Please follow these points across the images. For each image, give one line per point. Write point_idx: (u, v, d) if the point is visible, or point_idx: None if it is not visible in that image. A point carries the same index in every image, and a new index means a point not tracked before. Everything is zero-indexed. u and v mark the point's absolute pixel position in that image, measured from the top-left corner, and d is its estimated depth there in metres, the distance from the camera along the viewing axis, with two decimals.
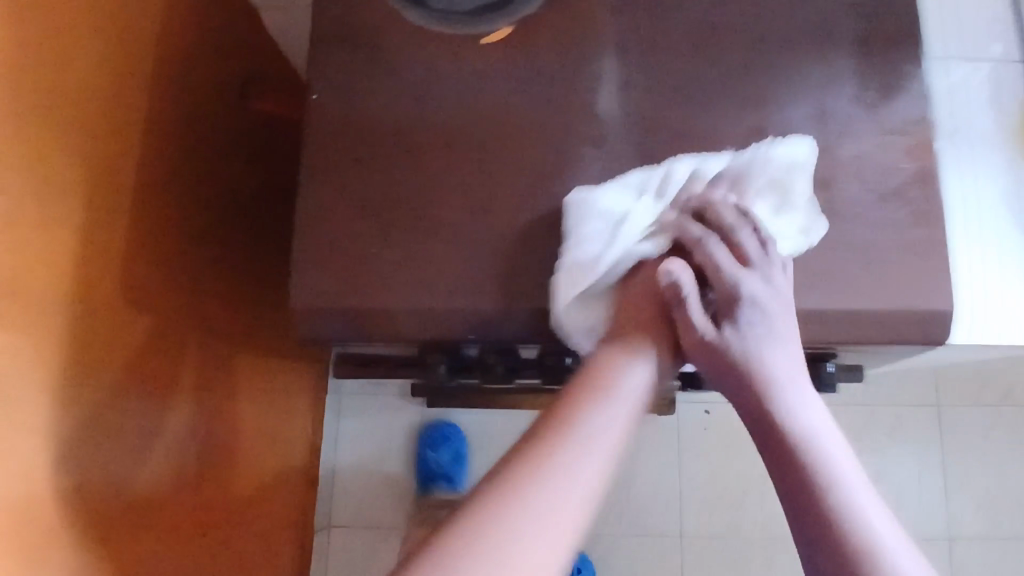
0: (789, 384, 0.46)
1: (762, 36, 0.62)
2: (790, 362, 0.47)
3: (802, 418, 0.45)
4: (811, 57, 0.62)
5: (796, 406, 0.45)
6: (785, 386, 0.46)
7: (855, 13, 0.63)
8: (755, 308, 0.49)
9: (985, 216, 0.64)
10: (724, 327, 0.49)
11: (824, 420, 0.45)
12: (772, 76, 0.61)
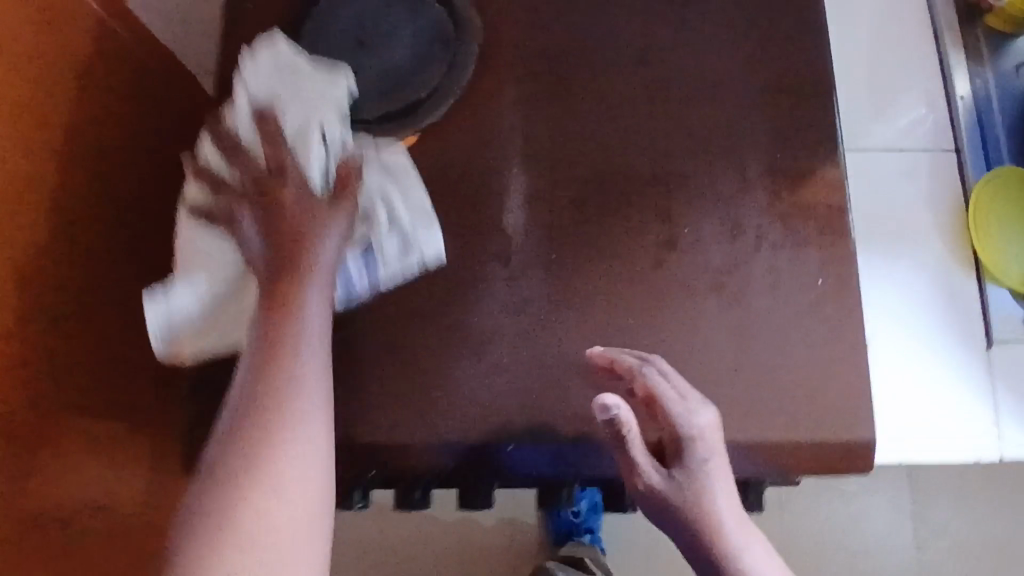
0: (733, 524, 0.46)
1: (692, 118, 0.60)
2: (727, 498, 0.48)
3: (749, 555, 0.45)
4: (728, 166, 0.59)
5: (738, 534, 0.46)
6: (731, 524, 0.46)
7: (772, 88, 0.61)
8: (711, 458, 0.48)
9: (905, 326, 0.63)
10: (671, 470, 0.48)
11: (748, 531, 0.47)
12: (681, 189, 0.59)
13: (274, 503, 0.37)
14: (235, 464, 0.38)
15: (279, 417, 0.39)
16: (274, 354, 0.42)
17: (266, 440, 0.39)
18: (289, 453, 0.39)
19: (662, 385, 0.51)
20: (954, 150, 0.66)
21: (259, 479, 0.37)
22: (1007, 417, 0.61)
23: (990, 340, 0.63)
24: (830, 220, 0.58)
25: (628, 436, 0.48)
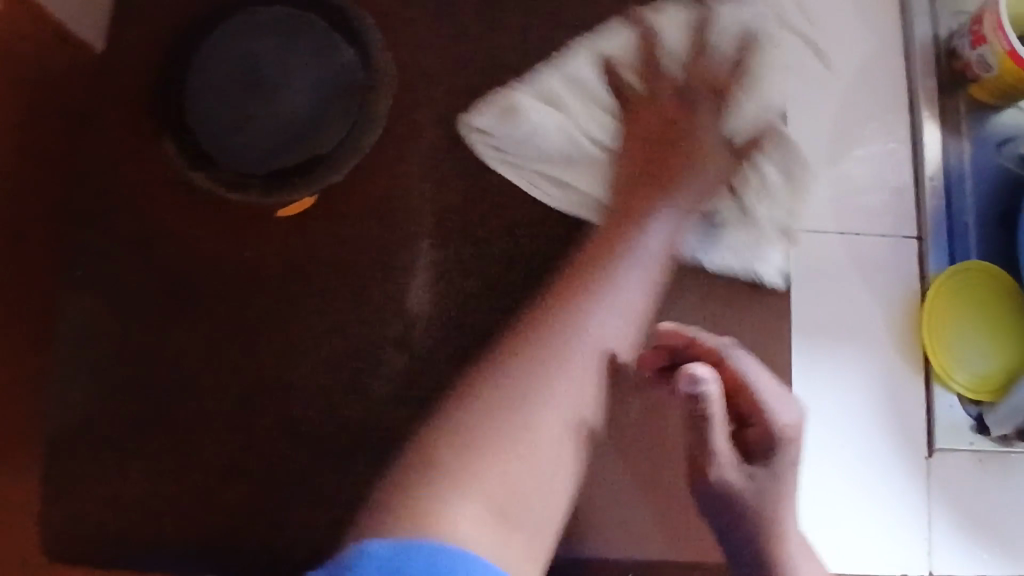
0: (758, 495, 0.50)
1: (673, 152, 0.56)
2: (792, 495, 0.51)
3: (790, 502, 0.51)
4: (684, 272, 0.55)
5: (784, 509, 0.51)
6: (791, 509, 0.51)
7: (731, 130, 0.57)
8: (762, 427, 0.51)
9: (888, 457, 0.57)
10: (755, 466, 0.50)
11: (799, 531, 0.52)
12: None
13: (507, 494, 0.46)
14: (451, 471, 0.47)
15: (523, 396, 0.49)
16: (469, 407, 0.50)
17: (480, 452, 0.47)
18: (486, 473, 0.46)
19: (744, 366, 0.51)
20: (915, 238, 0.61)
21: (461, 485, 0.45)
22: (939, 532, 0.56)
23: (933, 447, 0.57)
24: (762, 326, 0.55)
25: (712, 415, 0.49)
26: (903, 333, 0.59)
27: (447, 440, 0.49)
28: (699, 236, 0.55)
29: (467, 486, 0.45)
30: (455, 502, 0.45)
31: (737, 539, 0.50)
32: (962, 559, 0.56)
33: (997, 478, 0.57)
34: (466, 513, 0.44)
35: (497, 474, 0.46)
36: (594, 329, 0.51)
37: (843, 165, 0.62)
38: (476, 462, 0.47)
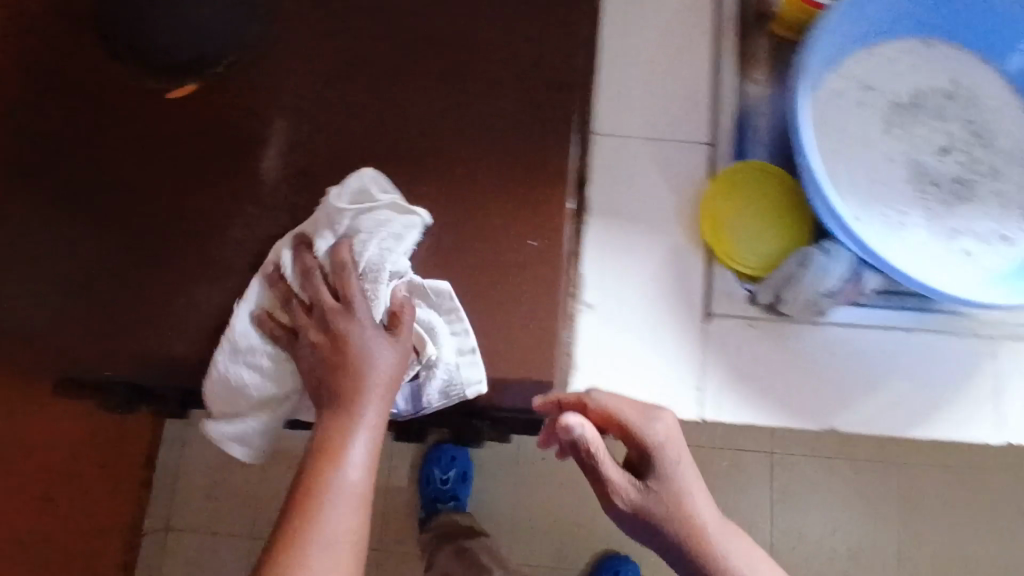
0: (697, 485, 0.54)
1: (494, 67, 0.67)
2: (705, 498, 0.53)
3: (705, 508, 0.53)
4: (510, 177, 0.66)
5: (698, 494, 0.53)
6: (706, 509, 0.53)
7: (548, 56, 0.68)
8: (671, 445, 0.54)
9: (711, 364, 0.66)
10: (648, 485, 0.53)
11: (724, 522, 0.53)
12: (422, 155, 0.66)
13: (349, 551, 0.50)
14: (314, 488, 0.51)
15: (341, 417, 0.54)
16: (324, 460, 0.52)
17: (341, 471, 0.52)
18: (347, 479, 0.52)
19: (613, 402, 0.56)
20: (707, 143, 0.71)
21: (320, 517, 0.50)
22: (712, 380, 0.66)
23: (709, 310, 0.67)
24: (551, 194, 0.65)
25: (598, 455, 0.53)
26: (688, 219, 0.69)
27: (318, 457, 0.52)
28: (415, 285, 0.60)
29: (329, 510, 0.51)
30: (300, 560, 0.49)
31: (681, 527, 0.52)
32: (730, 404, 0.65)
33: (764, 338, 0.66)
34: (343, 518, 0.51)
35: (346, 506, 0.51)
36: (368, 318, 0.56)
37: (650, 83, 0.72)
38: (342, 476, 0.52)
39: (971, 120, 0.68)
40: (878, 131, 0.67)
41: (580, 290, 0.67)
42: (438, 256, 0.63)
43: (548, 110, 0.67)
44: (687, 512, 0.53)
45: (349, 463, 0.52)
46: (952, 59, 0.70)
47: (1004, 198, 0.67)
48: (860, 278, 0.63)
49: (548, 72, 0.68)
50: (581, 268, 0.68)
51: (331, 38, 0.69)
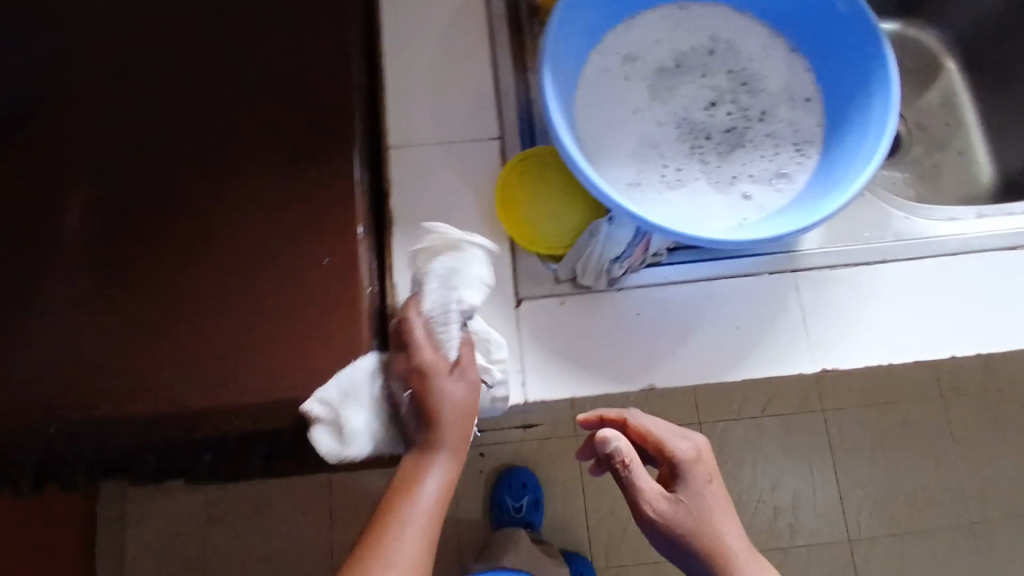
0: (726, 526, 0.58)
1: (291, 81, 0.69)
2: (729, 524, 0.58)
3: (733, 539, 0.58)
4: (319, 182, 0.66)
5: (721, 526, 0.58)
6: (727, 535, 0.58)
7: (335, 63, 0.70)
8: (704, 478, 0.59)
9: (553, 342, 0.67)
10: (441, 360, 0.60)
11: (760, 565, 0.57)
12: (203, 196, 0.65)
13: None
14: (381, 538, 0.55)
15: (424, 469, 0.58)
16: (403, 493, 0.57)
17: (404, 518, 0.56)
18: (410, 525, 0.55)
19: (649, 422, 0.62)
20: (497, 138, 0.73)
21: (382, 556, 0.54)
22: (531, 363, 0.67)
23: (519, 296, 0.68)
24: (339, 211, 0.66)
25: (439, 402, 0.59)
26: (490, 214, 0.71)
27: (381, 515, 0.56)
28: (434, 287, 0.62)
29: (393, 546, 0.54)
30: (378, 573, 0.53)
31: (691, 558, 0.57)
32: (551, 383, 0.66)
33: (575, 313, 0.68)
34: (410, 546, 0.54)
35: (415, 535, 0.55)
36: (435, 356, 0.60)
37: (435, 90, 0.73)
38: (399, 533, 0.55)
39: (734, 71, 0.71)
40: (646, 99, 0.70)
41: (394, 298, 0.69)
42: (342, 258, 0.64)
43: (328, 132, 0.68)
44: (718, 546, 0.57)
45: (414, 510, 0.56)
46: (709, 16, 0.72)
47: (777, 138, 0.69)
48: (647, 239, 0.66)
49: (324, 96, 0.69)
50: (393, 276, 0.69)
51: (93, 92, 0.67)
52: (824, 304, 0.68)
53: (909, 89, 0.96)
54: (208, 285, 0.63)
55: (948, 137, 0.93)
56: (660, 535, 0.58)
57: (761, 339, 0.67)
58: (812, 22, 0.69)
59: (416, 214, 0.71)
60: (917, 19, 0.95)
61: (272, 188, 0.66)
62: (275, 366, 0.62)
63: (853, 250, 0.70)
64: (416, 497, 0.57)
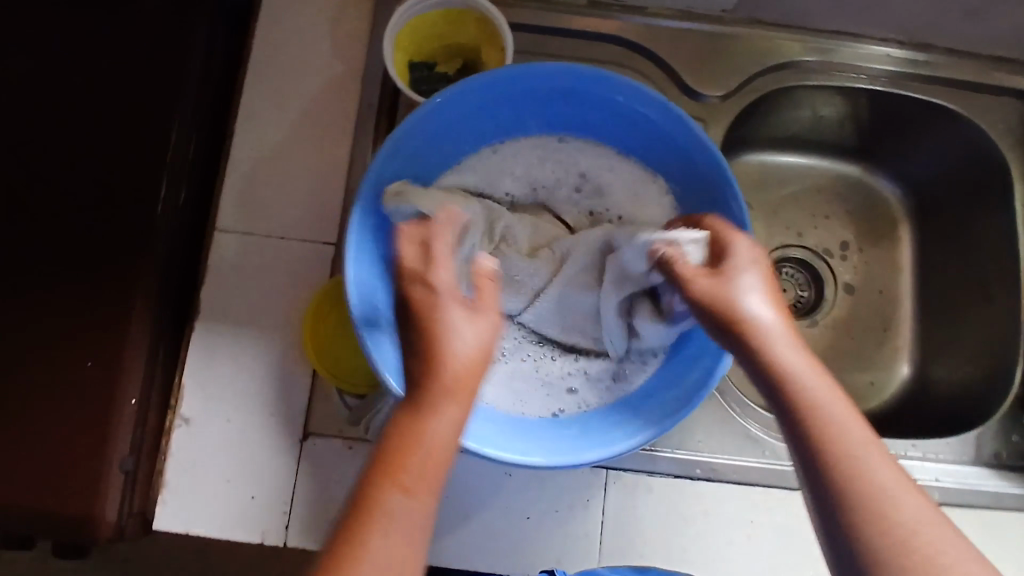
0: (785, 344, 0.42)
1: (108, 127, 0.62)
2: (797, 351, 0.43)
3: (832, 402, 0.40)
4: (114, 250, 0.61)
5: (823, 399, 0.40)
6: (817, 386, 0.40)
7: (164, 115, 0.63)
8: (773, 305, 0.45)
9: (321, 481, 0.63)
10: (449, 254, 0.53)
11: (872, 446, 0.39)
12: None
13: (407, 569, 0.36)
14: (376, 489, 0.37)
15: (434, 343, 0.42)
16: (401, 420, 0.40)
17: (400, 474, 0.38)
18: (401, 495, 0.37)
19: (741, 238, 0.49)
20: (333, 245, 0.67)
21: (363, 550, 0.36)
22: (300, 506, 0.63)
23: (308, 429, 0.64)
24: (122, 306, 0.60)
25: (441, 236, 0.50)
26: (299, 330, 0.66)
27: (375, 469, 0.38)
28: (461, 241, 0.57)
29: (376, 554, 0.36)
30: (351, 573, 0.35)
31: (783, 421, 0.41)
32: (315, 530, 0.62)
33: (361, 463, 0.63)
34: (395, 539, 0.36)
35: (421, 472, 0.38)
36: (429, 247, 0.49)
37: (280, 177, 0.67)
38: (403, 478, 0.38)
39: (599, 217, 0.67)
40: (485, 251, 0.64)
41: (177, 404, 0.64)
42: (117, 339, 0.60)
43: (133, 212, 0.61)
44: (763, 354, 0.42)
45: (416, 448, 0.39)
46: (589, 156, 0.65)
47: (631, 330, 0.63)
48: None
49: (139, 168, 0.62)
50: (182, 380, 0.64)
51: None
52: (628, 513, 0.62)
53: (853, 243, 0.83)
54: None
55: (879, 310, 0.81)
56: (727, 345, 0.45)
57: (551, 536, 0.61)
58: (693, 189, 0.61)
59: (227, 301, 0.66)
60: (876, 166, 0.82)
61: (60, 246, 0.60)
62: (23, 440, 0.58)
63: (680, 458, 0.63)
64: (423, 444, 0.39)
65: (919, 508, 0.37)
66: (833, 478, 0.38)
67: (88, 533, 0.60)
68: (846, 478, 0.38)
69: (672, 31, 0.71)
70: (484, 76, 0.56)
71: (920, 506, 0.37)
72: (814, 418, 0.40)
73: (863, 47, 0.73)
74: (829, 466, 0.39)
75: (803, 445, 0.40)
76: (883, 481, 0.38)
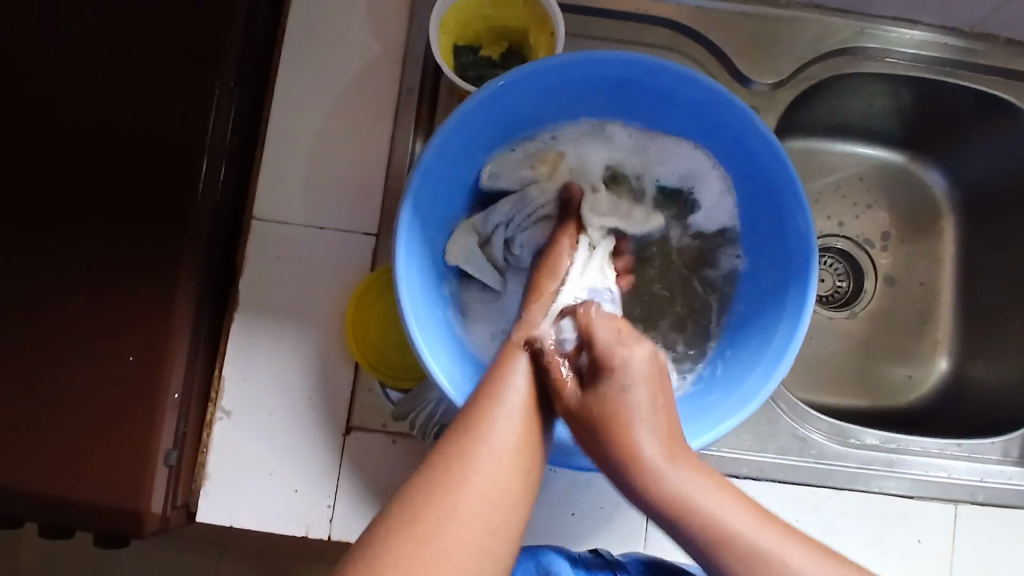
0: (627, 421, 0.46)
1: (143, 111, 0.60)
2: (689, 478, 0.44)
3: (717, 506, 0.43)
4: (153, 239, 0.59)
5: (702, 503, 0.43)
6: (670, 475, 0.44)
7: (202, 99, 0.60)
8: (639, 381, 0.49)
9: (366, 474, 0.63)
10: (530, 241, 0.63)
11: (759, 536, 0.42)
12: (14, 251, 0.58)
13: (499, 508, 0.42)
14: (462, 444, 0.43)
15: (516, 361, 0.50)
16: (481, 399, 0.46)
17: (480, 433, 0.44)
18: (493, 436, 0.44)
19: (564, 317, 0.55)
20: (374, 235, 0.65)
21: (450, 493, 0.41)
22: (343, 500, 0.63)
23: (350, 423, 0.64)
24: (162, 299, 0.59)
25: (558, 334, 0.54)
26: (340, 322, 0.64)
27: (459, 431, 0.44)
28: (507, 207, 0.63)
29: (457, 497, 0.41)
30: (442, 510, 0.40)
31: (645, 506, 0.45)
32: (358, 525, 0.62)
33: (404, 458, 0.63)
34: (484, 476, 0.42)
35: (493, 449, 0.43)
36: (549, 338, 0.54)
37: (318, 164, 0.65)
38: (483, 435, 0.44)
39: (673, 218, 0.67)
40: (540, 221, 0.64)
41: (218, 396, 0.63)
42: (158, 331, 0.59)
43: (172, 202, 0.59)
44: (625, 454, 0.45)
45: (491, 425, 0.44)
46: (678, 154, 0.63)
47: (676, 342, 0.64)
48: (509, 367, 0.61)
49: (177, 155, 0.60)
50: (223, 372, 0.64)
51: None
52: None
53: (894, 234, 0.81)
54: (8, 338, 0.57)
55: (919, 303, 0.80)
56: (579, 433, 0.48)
57: (596, 532, 0.62)
58: (746, 181, 0.60)
59: (266, 293, 0.64)
60: (925, 155, 0.80)
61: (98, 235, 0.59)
62: (66, 433, 0.58)
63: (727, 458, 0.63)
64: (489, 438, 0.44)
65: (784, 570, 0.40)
66: (719, 563, 0.42)
67: (135, 527, 0.59)
68: (733, 568, 0.41)
69: (726, 14, 0.68)
70: (548, 62, 0.53)
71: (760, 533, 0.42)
72: (692, 518, 0.43)
73: (919, 34, 0.70)
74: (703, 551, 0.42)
75: (681, 529, 0.43)
76: (769, 557, 0.41)
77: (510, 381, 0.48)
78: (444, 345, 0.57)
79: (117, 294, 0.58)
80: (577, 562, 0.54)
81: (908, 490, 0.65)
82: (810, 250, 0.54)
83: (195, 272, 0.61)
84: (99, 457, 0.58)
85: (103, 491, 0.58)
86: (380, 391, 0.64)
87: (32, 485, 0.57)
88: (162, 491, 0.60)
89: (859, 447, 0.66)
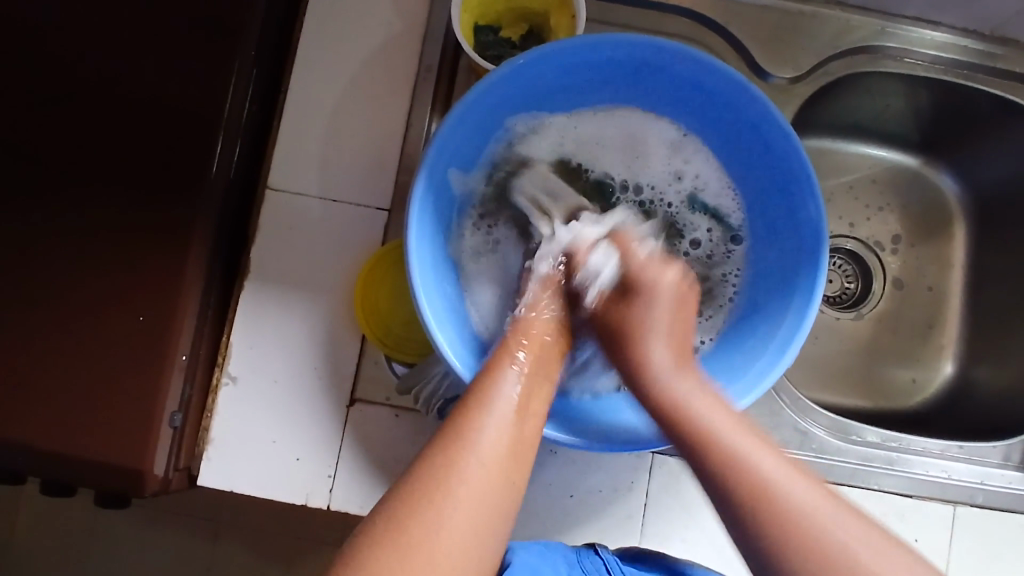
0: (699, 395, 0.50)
1: (165, 73, 0.60)
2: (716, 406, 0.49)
3: (772, 471, 0.44)
4: (170, 201, 0.60)
5: (758, 457, 0.45)
6: (727, 428, 0.47)
7: (224, 63, 0.61)
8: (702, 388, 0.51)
9: (369, 446, 0.63)
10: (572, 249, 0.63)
11: (782, 466, 0.45)
12: (30, 205, 0.58)
13: (501, 496, 0.44)
14: (452, 439, 0.45)
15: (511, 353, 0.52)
16: (460, 408, 0.47)
17: (473, 436, 0.45)
18: (490, 421, 0.46)
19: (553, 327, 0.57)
20: (386, 210, 0.66)
21: (445, 496, 0.42)
22: (345, 470, 0.63)
23: (355, 395, 0.64)
24: (176, 260, 0.59)
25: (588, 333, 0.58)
26: (348, 296, 0.65)
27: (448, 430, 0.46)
28: (526, 126, 0.63)
29: (464, 466, 0.44)
30: (439, 514, 0.42)
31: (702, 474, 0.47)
32: (357, 495, 0.63)
33: (406, 433, 0.64)
34: (489, 457, 0.45)
35: (487, 453, 0.45)
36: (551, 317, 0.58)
37: (336, 137, 0.66)
38: (473, 435, 0.45)
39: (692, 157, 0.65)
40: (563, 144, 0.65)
41: (225, 361, 0.64)
42: (171, 293, 0.59)
43: (189, 164, 0.60)
44: (700, 434, 0.47)
45: (482, 422, 0.46)
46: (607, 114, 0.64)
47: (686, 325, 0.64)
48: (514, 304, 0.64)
49: (196, 119, 0.60)
50: (230, 339, 0.64)
51: None
52: (673, 496, 0.62)
53: (905, 237, 0.81)
54: (22, 290, 0.58)
55: (927, 308, 0.79)
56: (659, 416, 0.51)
57: (594, 515, 0.62)
58: (757, 170, 0.60)
59: (278, 261, 0.65)
60: (939, 160, 0.80)
61: (116, 194, 0.59)
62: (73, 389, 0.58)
63: None
64: (473, 427, 0.46)
65: (835, 515, 0.43)
66: (755, 511, 0.43)
67: (136, 487, 0.59)
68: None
69: (748, 7, 0.68)
70: (566, 42, 0.53)
71: (843, 521, 0.42)
72: (755, 479, 0.44)
73: (939, 35, 0.70)
74: (763, 515, 0.43)
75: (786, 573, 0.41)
76: (816, 512, 0.42)
77: (498, 383, 0.49)
78: (452, 325, 0.57)
79: (131, 254, 0.59)
80: (572, 560, 0.55)
81: (908, 488, 0.65)
82: (821, 245, 0.55)
83: (210, 236, 0.61)
84: (104, 414, 0.58)
85: (109, 448, 0.58)
86: (384, 365, 0.65)
87: (36, 440, 0.58)
88: (165, 452, 0.60)
89: (860, 443, 0.67)
